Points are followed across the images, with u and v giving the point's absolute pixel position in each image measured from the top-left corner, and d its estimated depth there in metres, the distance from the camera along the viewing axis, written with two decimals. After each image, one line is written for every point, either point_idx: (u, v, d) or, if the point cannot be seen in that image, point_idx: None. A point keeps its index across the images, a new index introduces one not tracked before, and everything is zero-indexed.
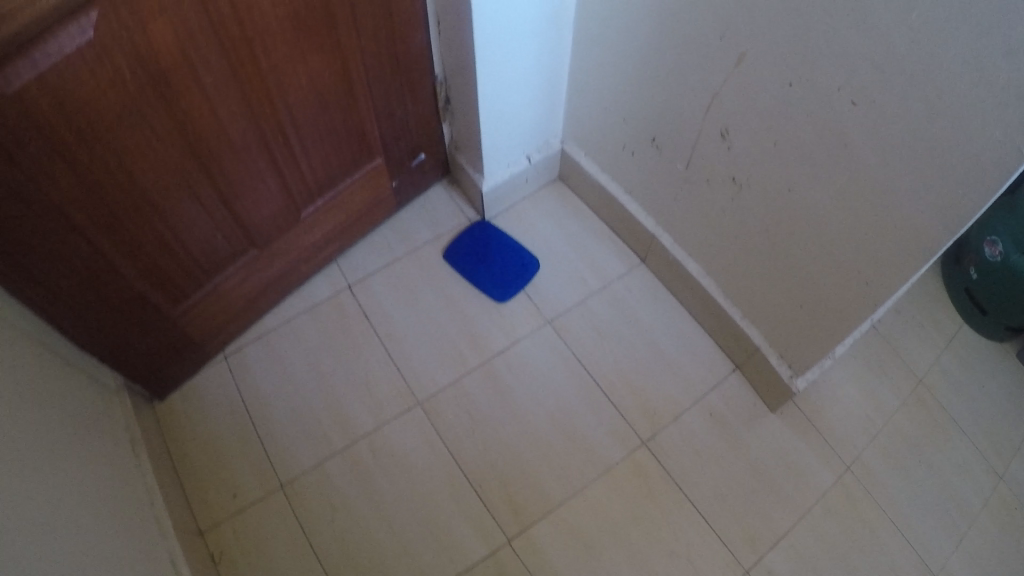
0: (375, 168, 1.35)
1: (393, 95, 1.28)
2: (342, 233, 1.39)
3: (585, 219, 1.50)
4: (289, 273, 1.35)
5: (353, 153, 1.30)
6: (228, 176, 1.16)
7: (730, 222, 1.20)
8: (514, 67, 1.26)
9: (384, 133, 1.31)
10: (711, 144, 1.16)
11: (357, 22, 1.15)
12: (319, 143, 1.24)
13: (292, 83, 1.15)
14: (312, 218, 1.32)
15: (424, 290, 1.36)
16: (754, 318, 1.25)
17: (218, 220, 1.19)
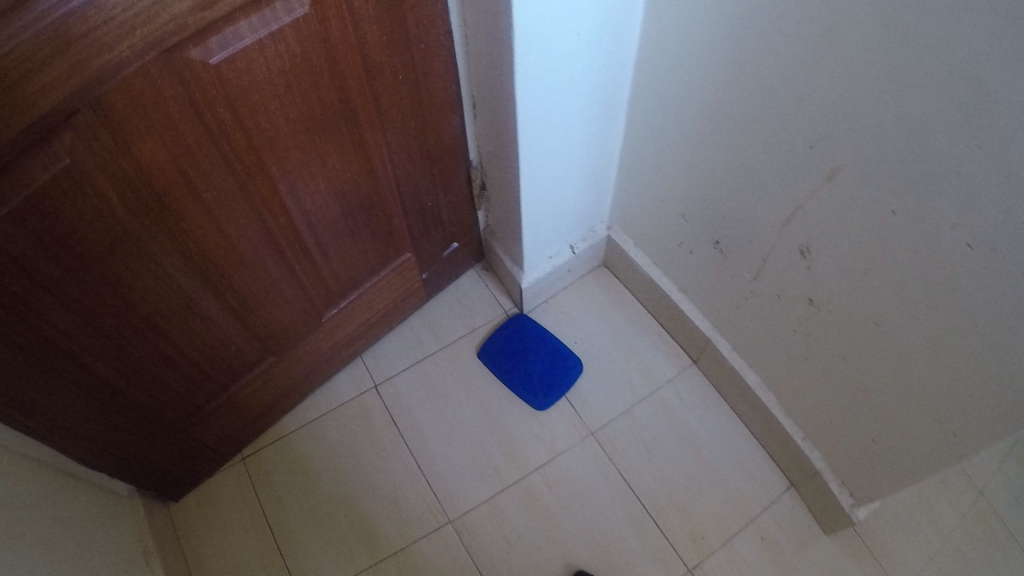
0: (406, 262, 1.24)
1: (426, 185, 1.16)
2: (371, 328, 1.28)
3: (632, 309, 1.38)
4: (316, 373, 1.26)
5: (383, 250, 1.19)
6: (242, 288, 1.05)
7: (798, 344, 1.08)
8: (560, 151, 1.13)
9: (415, 223, 1.19)
10: (783, 262, 1.03)
11: (387, 118, 1.03)
12: (345, 247, 1.13)
13: (314, 188, 1.03)
14: (339, 319, 1.22)
15: (457, 392, 1.28)
16: (816, 441, 1.14)
17: (237, 333, 1.09)
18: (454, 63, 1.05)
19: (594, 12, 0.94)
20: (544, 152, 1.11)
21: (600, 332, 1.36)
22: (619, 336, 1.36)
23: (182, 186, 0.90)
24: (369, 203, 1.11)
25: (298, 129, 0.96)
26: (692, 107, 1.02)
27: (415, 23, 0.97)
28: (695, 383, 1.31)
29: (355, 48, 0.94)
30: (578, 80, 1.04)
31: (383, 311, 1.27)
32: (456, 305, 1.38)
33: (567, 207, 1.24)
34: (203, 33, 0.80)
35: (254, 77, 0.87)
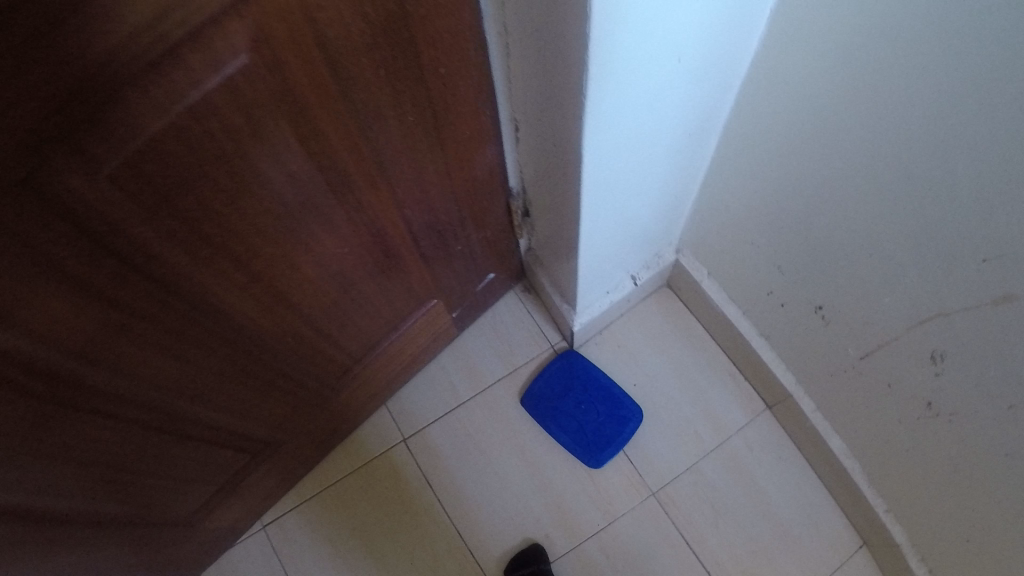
0: (436, 298, 0.96)
1: (452, 232, 0.86)
2: (399, 370, 1.04)
3: (695, 338, 1.13)
4: (334, 420, 1.03)
5: (405, 300, 0.90)
6: (236, 386, 0.80)
7: (901, 436, 0.82)
8: (636, 183, 0.81)
9: (435, 273, 0.90)
10: (899, 355, 0.75)
11: (397, 179, 0.72)
12: (353, 318, 0.85)
13: (302, 281, 0.73)
14: (356, 371, 0.96)
15: (495, 446, 1.08)
16: (902, 520, 0.90)
17: (229, 423, 0.85)
18: (490, 84, 0.72)
19: (701, 25, 0.60)
20: (616, 189, 0.79)
21: (661, 367, 1.11)
22: (684, 376, 1.11)
23: (115, 330, 0.60)
24: (379, 271, 0.82)
25: (271, 219, 0.64)
26: (812, 154, 0.70)
27: (433, 55, 0.63)
28: (767, 433, 1.06)
29: (350, 113, 0.61)
30: (671, 105, 0.71)
31: (411, 345, 1.00)
32: (492, 337, 1.14)
33: (634, 233, 0.94)
34: (80, 144, 0.46)
35: (187, 174, 0.54)
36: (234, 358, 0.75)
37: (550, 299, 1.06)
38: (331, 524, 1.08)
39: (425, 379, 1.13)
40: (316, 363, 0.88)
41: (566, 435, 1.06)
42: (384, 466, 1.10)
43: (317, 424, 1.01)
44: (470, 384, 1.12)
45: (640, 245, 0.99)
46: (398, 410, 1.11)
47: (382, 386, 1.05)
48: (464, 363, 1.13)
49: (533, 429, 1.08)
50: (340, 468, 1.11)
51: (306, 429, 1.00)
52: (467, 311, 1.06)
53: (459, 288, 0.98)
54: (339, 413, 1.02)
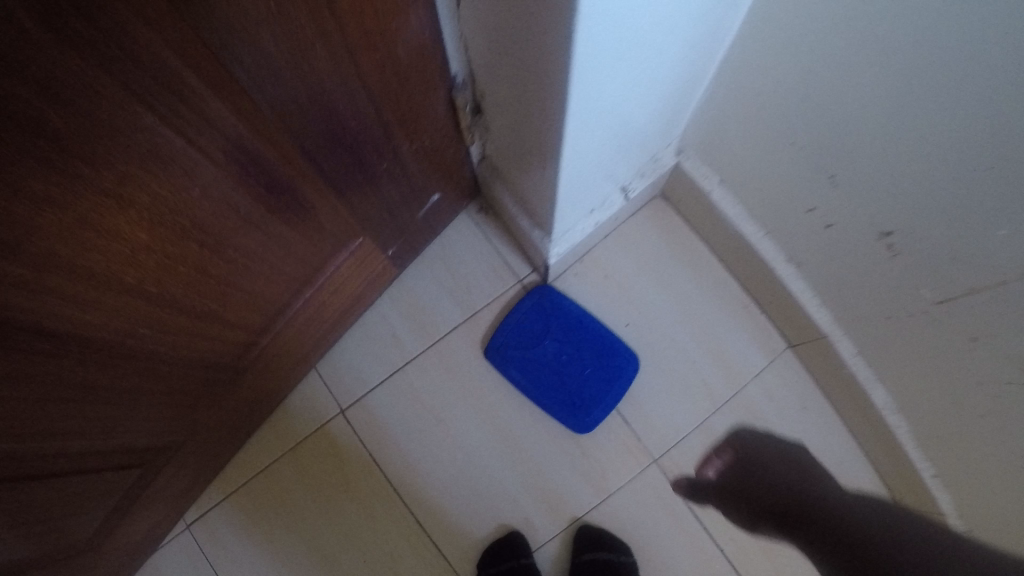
0: (361, 232, 0.68)
1: (371, 146, 0.58)
2: (328, 326, 0.78)
3: (695, 262, 0.91)
4: (244, 399, 0.77)
5: (315, 241, 0.63)
6: (85, 403, 0.53)
7: (977, 397, 0.64)
8: (649, 51, 0.53)
9: (351, 205, 0.62)
10: (1001, 306, 0.56)
11: (266, 74, 0.42)
12: (238, 282, 0.58)
13: (135, 249, 0.45)
14: (263, 340, 0.69)
15: (456, 413, 0.85)
16: (953, 487, 0.74)
17: (84, 448, 0.58)
18: None
19: None
20: (622, 74, 0.51)
21: (659, 300, 0.90)
22: (687, 307, 0.90)
23: None
24: (263, 215, 0.53)
25: (38, 165, 0.34)
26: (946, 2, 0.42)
27: None
28: (791, 379, 0.88)
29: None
30: None
31: (336, 293, 0.73)
32: (441, 270, 0.87)
33: (632, 126, 0.66)
34: None
35: None
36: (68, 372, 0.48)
37: (513, 220, 0.79)
38: (263, 521, 0.86)
39: (359, 332, 0.87)
40: (206, 342, 0.61)
41: (543, 395, 0.83)
42: (323, 446, 0.86)
43: (227, 406, 0.75)
44: (419, 334, 0.86)
45: (641, 137, 0.71)
46: (331, 375, 0.86)
47: (309, 348, 0.79)
48: (409, 306, 0.87)
49: (503, 388, 0.85)
50: (268, 450, 0.87)
51: (213, 414, 0.74)
52: (405, 244, 0.78)
53: (389, 217, 0.70)
54: (256, 389, 0.77)
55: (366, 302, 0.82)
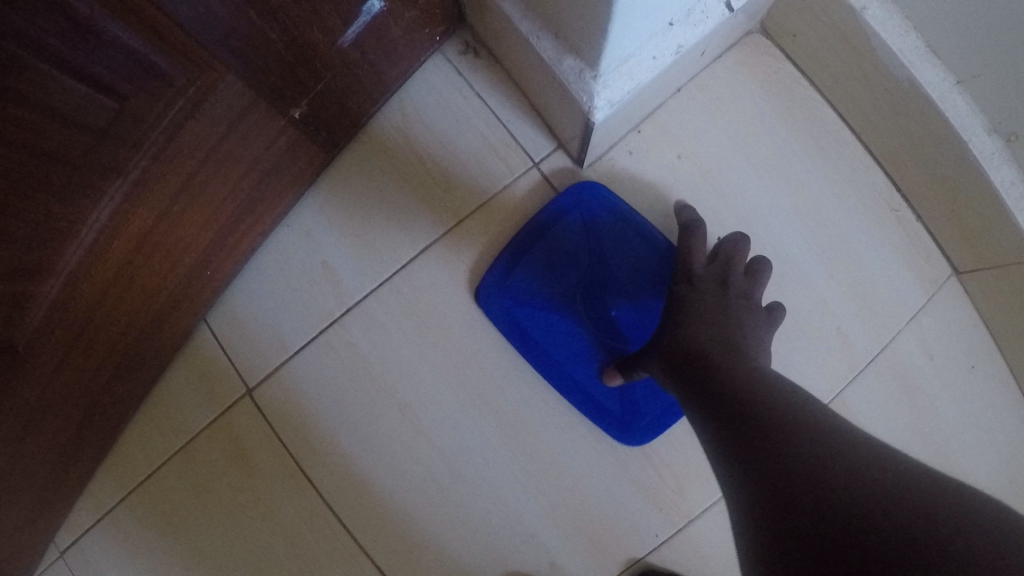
0: (207, 61, 0.32)
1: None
2: (201, 245, 0.44)
3: (816, 131, 0.57)
4: (59, 387, 0.42)
5: (79, 71, 0.27)
6: None
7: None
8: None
9: None
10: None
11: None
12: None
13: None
14: (43, 289, 0.35)
15: (434, 396, 0.53)
16: None
17: None
18: None
19: None
20: None
21: (764, 199, 0.57)
22: (806, 208, 0.57)
23: None
24: None
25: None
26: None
27: None
28: (959, 314, 0.58)
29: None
30: None
31: (196, 190, 0.39)
32: (403, 154, 0.52)
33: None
34: None
35: None
36: None
37: (526, 53, 0.43)
38: (145, 565, 0.54)
39: (276, 261, 0.53)
40: None
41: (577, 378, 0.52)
42: (227, 451, 0.54)
43: (36, 403, 0.41)
44: (371, 264, 0.53)
45: None
46: (231, 335, 0.53)
47: (171, 283, 0.44)
48: (349, 217, 0.53)
49: (512, 349, 0.53)
50: (147, 453, 0.54)
51: (15, 422, 0.41)
52: (331, 106, 0.43)
53: (281, 40, 0.34)
54: (81, 362, 0.42)
55: (273, 206, 0.47)
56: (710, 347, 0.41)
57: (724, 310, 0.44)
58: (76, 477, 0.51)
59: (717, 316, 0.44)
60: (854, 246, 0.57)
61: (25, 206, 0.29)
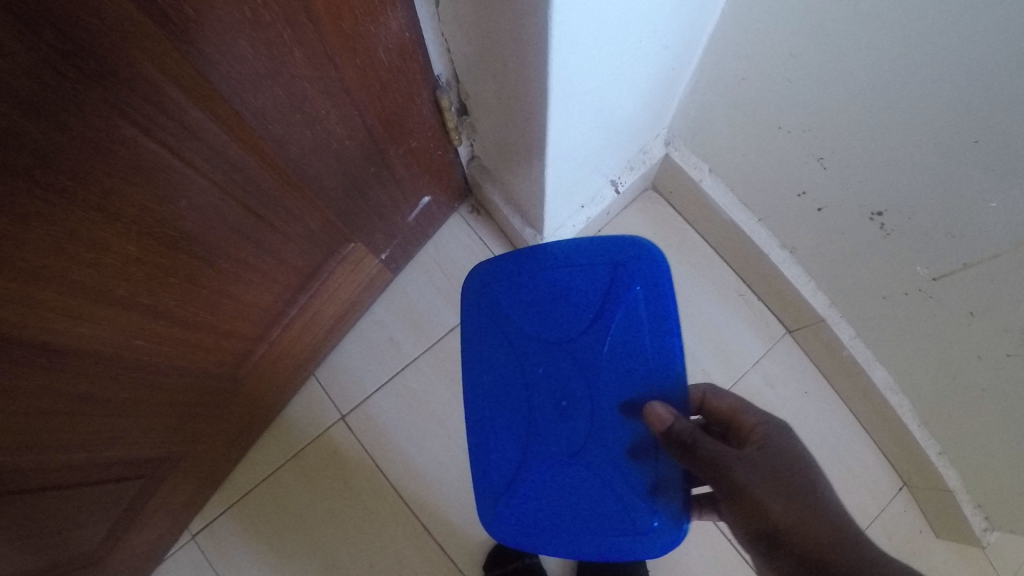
0: (350, 243, 0.70)
1: (358, 152, 0.58)
2: (325, 330, 0.81)
3: (687, 250, 0.95)
4: (246, 405, 0.79)
5: (301, 257, 0.65)
6: (111, 403, 0.57)
7: (977, 373, 0.70)
8: (632, 26, 0.56)
9: (342, 217, 0.65)
10: (1000, 281, 0.60)
11: (242, 80, 0.42)
12: (233, 293, 0.60)
13: (124, 262, 0.46)
14: (259, 345, 0.72)
15: (458, 418, 0.87)
16: (960, 464, 0.81)
17: (84, 450, 0.59)
18: None
19: None
20: (591, 78, 0.58)
21: None
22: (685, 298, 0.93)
23: None
24: (261, 229, 0.56)
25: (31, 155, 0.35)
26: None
27: None
28: (789, 361, 0.92)
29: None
30: None
31: (325, 300, 0.75)
32: (433, 272, 0.90)
33: (623, 115, 0.72)
34: None
35: None
36: (90, 374, 0.52)
37: (507, 223, 0.86)
38: (260, 531, 0.86)
39: (359, 339, 0.89)
40: (216, 348, 0.65)
41: (479, 428, 0.56)
42: (322, 454, 0.87)
43: (234, 411, 0.78)
44: (418, 337, 0.89)
45: (621, 140, 0.78)
46: (329, 381, 0.88)
47: (307, 348, 0.81)
48: (403, 309, 0.90)
49: None
50: (267, 461, 0.88)
51: (224, 419, 0.77)
52: (397, 249, 0.81)
53: (380, 222, 0.72)
54: (260, 392, 0.79)
55: (361, 305, 0.84)
56: (782, 507, 0.46)
57: (780, 472, 0.48)
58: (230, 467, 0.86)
59: (775, 485, 0.47)
60: (716, 320, 0.93)
61: (268, 310, 0.67)
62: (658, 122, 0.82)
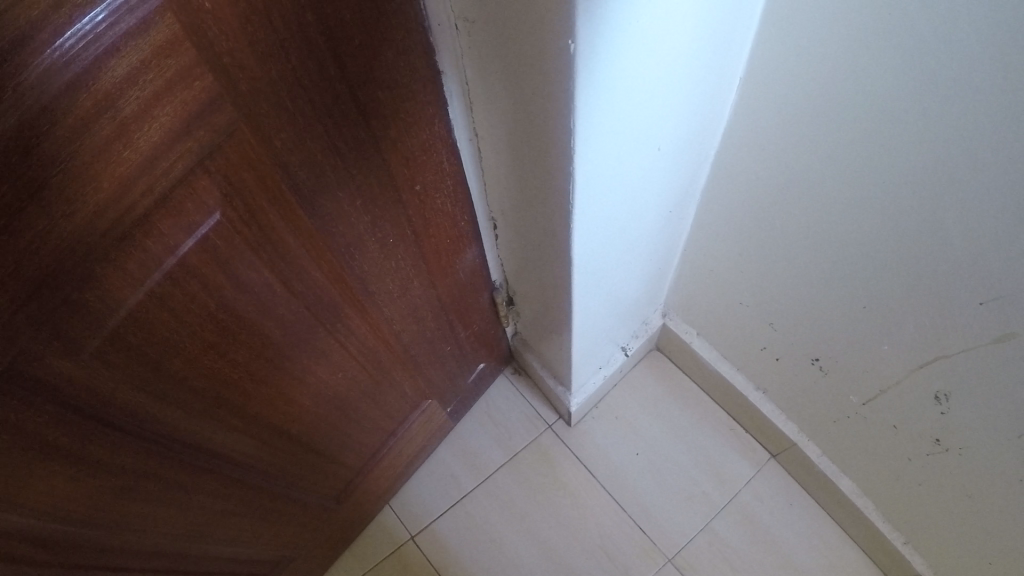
0: (429, 404, 1.03)
1: (441, 333, 0.93)
2: (409, 466, 1.12)
3: (689, 399, 1.26)
4: (353, 525, 1.08)
5: (399, 419, 0.98)
6: (285, 501, 0.87)
7: (913, 472, 0.93)
8: (629, 245, 0.87)
9: (430, 383, 0.99)
10: (901, 400, 0.87)
11: (384, 297, 0.77)
12: (352, 436, 0.90)
13: (305, 410, 0.78)
14: (363, 473, 0.99)
15: (504, 533, 1.17)
16: (922, 550, 1.02)
17: (241, 552, 0.86)
18: (464, 182, 0.78)
19: (676, 116, 0.72)
20: (605, 274, 0.88)
21: (662, 435, 1.23)
22: (684, 438, 1.23)
23: (112, 492, 0.63)
24: (382, 396, 0.90)
25: (263, 362, 0.68)
26: (799, 205, 0.80)
27: (408, 172, 0.68)
28: (774, 481, 1.19)
29: (338, 258, 0.67)
30: (659, 184, 0.81)
31: (408, 445, 1.06)
32: (484, 422, 1.26)
33: (630, 300, 1.03)
34: (62, 324, 0.49)
35: (171, 338, 0.57)
36: (279, 476, 0.83)
37: (542, 382, 1.16)
38: None
39: (426, 475, 1.22)
40: (347, 470, 0.95)
41: None
42: (398, 566, 1.16)
43: (345, 528, 1.07)
44: (475, 471, 1.22)
45: (629, 317, 1.08)
46: (403, 509, 1.20)
47: (399, 477, 1.11)
48: (462, 454, 1.24)
49: (535, 508, 1.18)
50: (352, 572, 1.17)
51: (340, 532, 1.06)
52: (462, 403, 1.14)
53: (453, 388, 1.07)
54: (362, 515, 1.08)
55: (430, 446, 1.16)
56: None
57: None
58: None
59: None
60: (712, 451, 1.22)
61: (378, 450, 0.99)
62: (657, 303, 1.17)
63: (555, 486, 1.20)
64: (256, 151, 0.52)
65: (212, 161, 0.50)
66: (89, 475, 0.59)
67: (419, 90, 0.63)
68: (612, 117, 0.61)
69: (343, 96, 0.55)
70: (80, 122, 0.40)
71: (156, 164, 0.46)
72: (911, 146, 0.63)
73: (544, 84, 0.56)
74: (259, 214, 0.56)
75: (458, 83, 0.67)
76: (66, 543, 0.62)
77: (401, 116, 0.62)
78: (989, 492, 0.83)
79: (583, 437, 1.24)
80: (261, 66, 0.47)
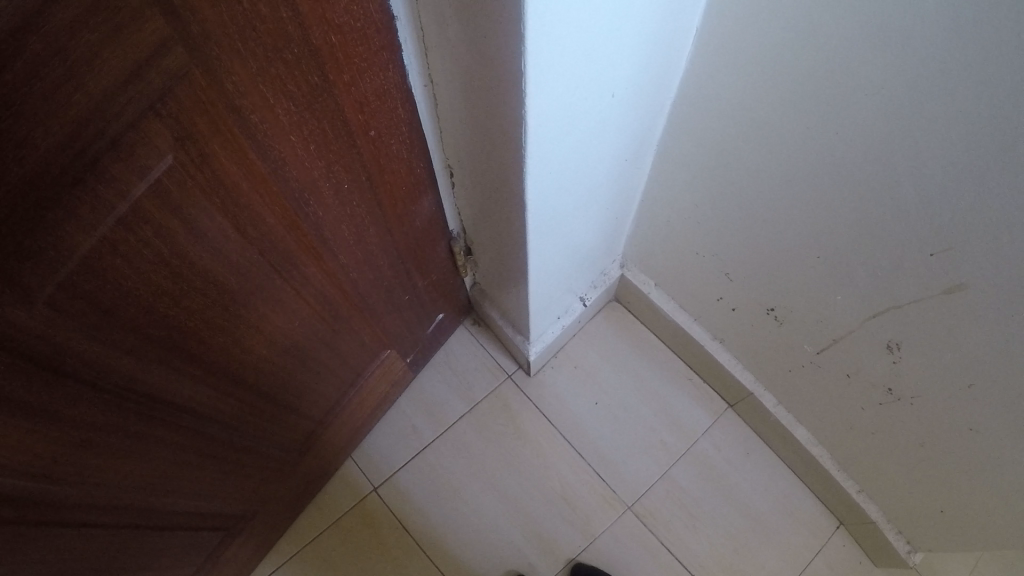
0: (388, 353, 1.03)
1: (399, 282, 0.93)
2: (370, 416, 1.12)
3: (648, 349, 1.28)
4: (315, 475, 1.08)
5: (357, 367, 0.98)
6: (245, 451, 0.87)
7: (864, 418, 0.97)
8: (586, 194, 0.88)
9: (388, 332, 0.99)
10: (853, 347, 0.89)
11: (341, 245, 0.77)
12: (311, 385, 0.90)
13: (263, 356, 0.78)
14: (322, 424, 1.00)
15: (468, 486, 1.19)
16: (874, 497, 1.06)
17: (203, 504, 0.86)
18: (420, 129, 0.78)
19: (634, 60, 0.72)
20: (564, 223, 0.88)
21: (621, 385, 1.26)
22: (643, 388, 1.26)
23: (73, 444, 0.62)
24: (341, 344, 0.90)
25: (220, 311, 0.67)
26: (754, 154, 0.81)
27: (362, 118, 0.67)
28: (731, 429, 1.22)
29: (293, 205, 0.66)
30: (616, 130, 0.82)
31: (367, 394, 1.06)
32: (445, 374, 1.27)
33: (588, 250, 1.04)
34: (15, 272, 0.48)
35: (127, 286, 0.56)
36: (240, 425, 0.83)
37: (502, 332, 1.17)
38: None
39: (388, 427, 1.23)
40: (308, 419, 0.95)
41: None
42: (363, 517, 1.17)
43: (307, 479, 1.08)
44: (437, 422, 1.23)
45: (587, 267, 1.09)
46: (366, 461, 1.21)
47: (360, 427, 1.12)
48: (423, 406, 1.25)
49: (497, 460, 1.20)
50: (316, 523, 1.18)
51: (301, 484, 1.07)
52: (421, 353, 1.14)
53: (411, 338, 1.08)
54: (323, 466, 1.09)
55: (389, 397, 1.17)
56: None
57: None
58: (295, 529, 1.17)
59: None
60: (670, 400, 1.25)
61: (337, 398, 0.99)
62: (615, 253, 1.18)
63: (517, 437, 1.22)
64: (208, 94, 0.51)
65: (165, 104, 0.49)
66: (50, 423, 0.59)
67: (373, 34, 0.62)
68: (565, 64, 0.61)
69: (295, 39, 0.54)
70: (29, 65, 0.39)
71: (107, 107, 0.45)
72: (860, 89, 0.64)
73: (498, 30, 0.56)
74: (211, 159, 0.55)
75: (413, 28, 0.66)
76: (29, 495, 0.62)
77: (355, 60, 0.61)
78: (939, 439, 0.87)
79: (543, 388, 1.26)
80: (211, 8, 0.46)
